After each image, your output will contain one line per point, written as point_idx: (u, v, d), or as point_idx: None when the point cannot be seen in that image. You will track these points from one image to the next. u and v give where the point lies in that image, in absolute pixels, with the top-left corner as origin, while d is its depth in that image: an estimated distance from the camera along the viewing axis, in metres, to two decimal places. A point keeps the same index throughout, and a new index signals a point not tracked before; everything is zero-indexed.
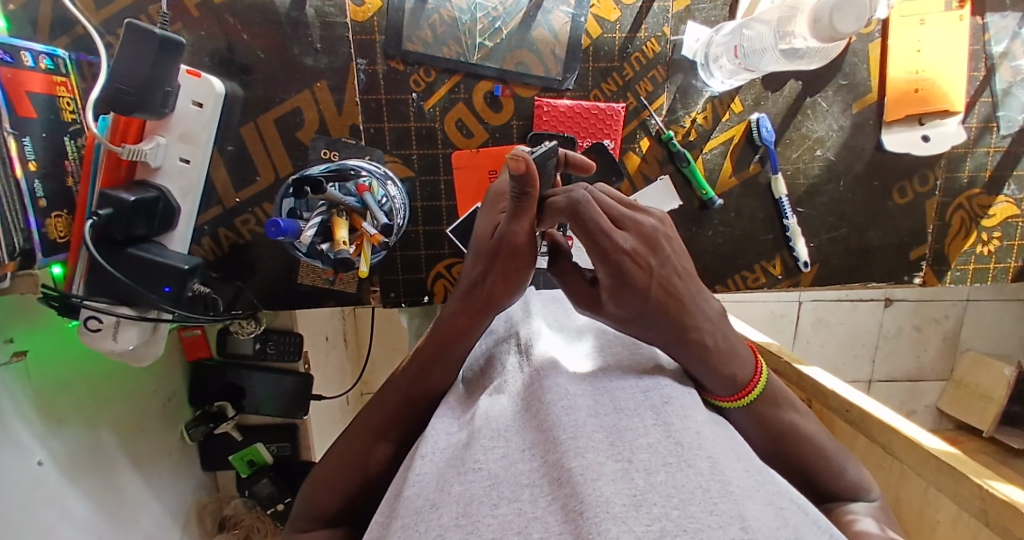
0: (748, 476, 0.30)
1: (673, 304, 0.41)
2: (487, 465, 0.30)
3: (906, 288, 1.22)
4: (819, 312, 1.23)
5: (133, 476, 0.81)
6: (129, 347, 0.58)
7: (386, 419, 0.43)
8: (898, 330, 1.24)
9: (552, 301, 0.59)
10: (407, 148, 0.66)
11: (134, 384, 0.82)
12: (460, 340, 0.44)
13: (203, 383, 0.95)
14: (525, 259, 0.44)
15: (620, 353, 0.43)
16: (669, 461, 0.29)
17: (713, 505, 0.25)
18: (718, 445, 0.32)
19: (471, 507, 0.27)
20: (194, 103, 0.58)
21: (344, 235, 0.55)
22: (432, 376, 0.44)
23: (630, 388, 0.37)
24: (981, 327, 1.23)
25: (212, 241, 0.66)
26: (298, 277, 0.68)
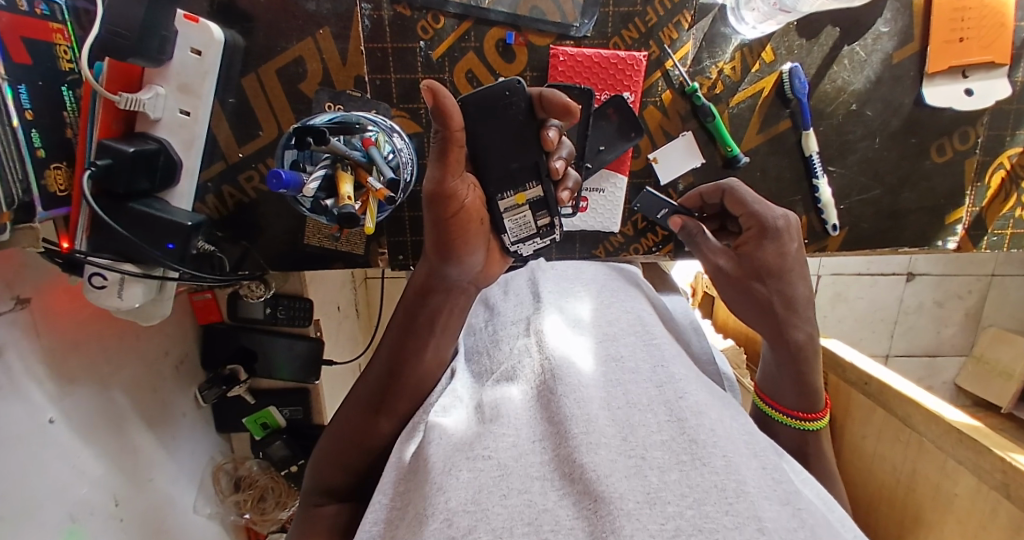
0: (765, 475, 0.34)
1: (779, 282, 0.56)
2: (496, 457, 0.36)
3: (930, 262, 1.17)
4: (838, 285, 1.19)
5: (146, 435, 0.82)
6: (134, 305, 0.58)
7: (379, 393, 0.51)
8: (919, 304, 1.20)
9: (560, 279, 0.62)
10: (414, 102, 0.63)
11: (145, 345, 0.82)
12: (434, 304, 0.51)
13: (215, 347, 0.95)
14: (462, 207, 0.45)
15: (621, 353, 0.47)
16: (684, 459, 0.34)
17: (729, 505, 0.30)
18: (733, 442, 0.36)
19: (481, 495, 0.32)
20: (193, 51, 0.56)
21: (349, 190, 0.51)
22: (423, 351, 0.52)
23: (644, 383, 0.42)
24: (1007, 302, 1.19)
25: (216, 199, 0.64)
26: (304, 238, 0.66)
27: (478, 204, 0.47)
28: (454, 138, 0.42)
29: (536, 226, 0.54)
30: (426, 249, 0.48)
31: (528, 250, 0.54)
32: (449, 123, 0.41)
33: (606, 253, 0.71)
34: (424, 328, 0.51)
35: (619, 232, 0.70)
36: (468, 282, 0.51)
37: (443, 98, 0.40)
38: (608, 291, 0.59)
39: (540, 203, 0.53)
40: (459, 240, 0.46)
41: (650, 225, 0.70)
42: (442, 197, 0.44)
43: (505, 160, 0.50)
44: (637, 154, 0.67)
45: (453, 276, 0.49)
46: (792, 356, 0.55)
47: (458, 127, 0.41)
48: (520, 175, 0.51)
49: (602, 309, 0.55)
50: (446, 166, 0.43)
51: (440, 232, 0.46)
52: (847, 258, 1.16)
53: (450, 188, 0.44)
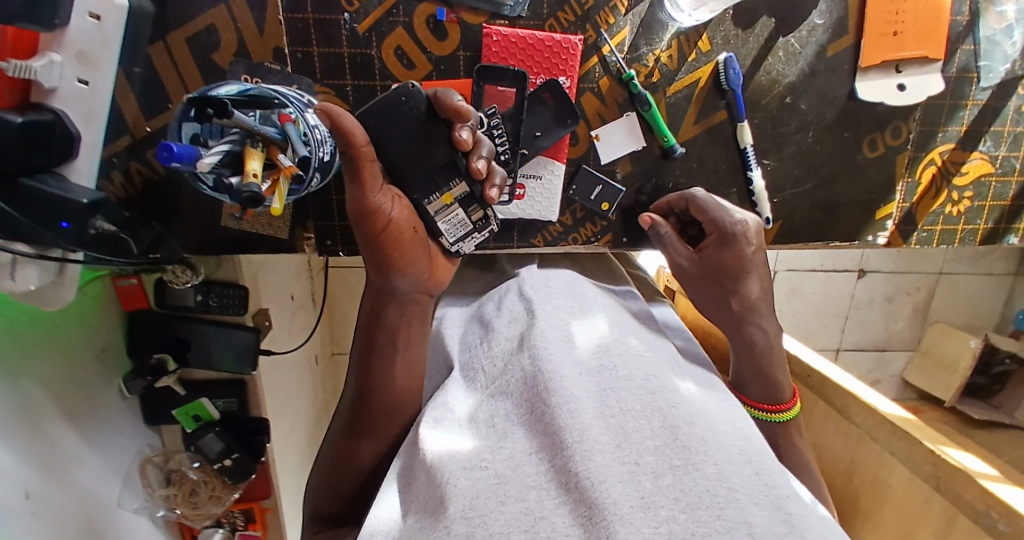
0: (756, 479, 0.35)
1: (735, 280, 0.58)
2: (493, 467, 0.35)
3: (880, 259, 1.22)
4: (794, 281, 1.21)
5: (66, 429, 0.77)
6: (30, 288, 0.53)
7: (352, 416, 0.52)
8: (870, 299, 1.25)
9: (549, 290, 0.58)
10: (340, 78, 0.59)
11: (63, 334, 0.77)
12: (381, 331, 0.52)
13: (141, 336, 0.90)
14: (385, 219, 0.48)
15: (614, 356, 0.45)
16: (677, 464, 0.34)
17: (720, 510, 0.31)
18: (725, 449, 0.37)
19: (477, 502, 0.32)
20: (92, 16, 0.49)
21: (255, 167, 0.48)
22: (391, 375, 0.51)
23: (637, 388, 0.41)
24: (953, 298, 1.27)
25: (123, 177, 0.59)
26: (221, 221, 0.63)
27: (408, 217, 0.51)
28: (363, 154, 0.46)
29: (471, 220, 0.57)
30: (367, 269, 0.52)
31: (469, 247, 0.58)
32: (351, 144, 0.45)
33: (545, 242, 0.69)
34: (388, 349, 0.52)
35: (557, 221, 0.68)
36: (420, 292, 0.53)
37: (341, 119, 0.44)
38: (575, 290, 0.58)
39: (469, 199, 0.57)
40: (391, 254, 0.50)
41: (588, 214, 0.68)
42: (365, 212, 0.47)
43: (421, 163, 0.53)
44: (575, 142, 0.65)
45: (400, 289, 0.52)
46: (755, 349, 0.57)
47: (362, 142, 0.45)
48: (440, 175, 0.54)
49: (600, 320, 0.52)
50: (361, 182, 0.47)
51: (374, 248, 0.49)
52: (798, 251, 1.18)
53: (373, 203, 0.47)
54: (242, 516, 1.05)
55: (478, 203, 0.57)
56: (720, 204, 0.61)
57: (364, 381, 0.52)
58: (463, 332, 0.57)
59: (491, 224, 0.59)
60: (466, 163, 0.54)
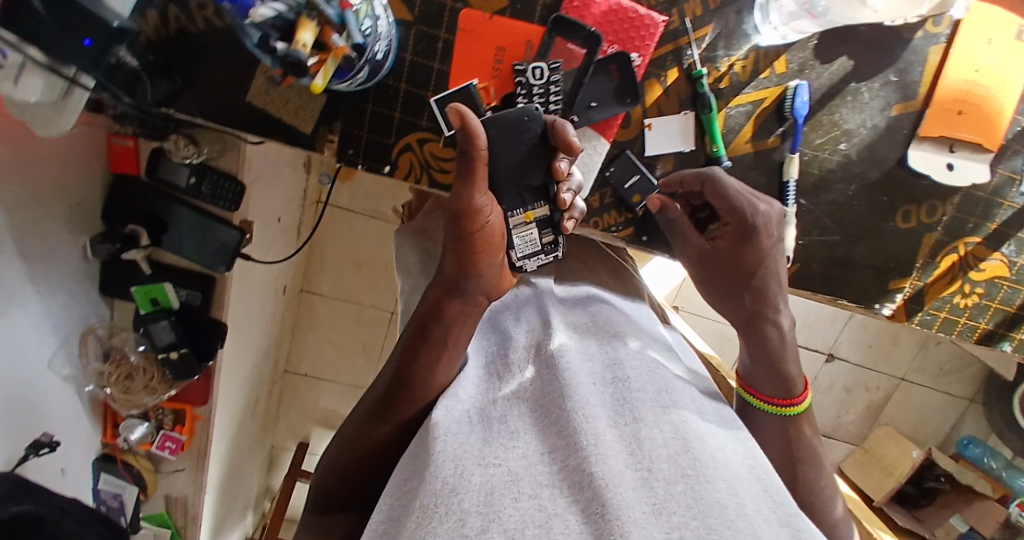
0: (766, 498, 0.35)
1: (749, 274, 0.58)
2: (507, 464, 0.36)
3: (850, 349, 1.31)
4: None
5: (18, 267, 0.72)
6: (30, 99, 0.50)
7: (379, 403, 0.50)
8: (831, 384, 1.35)
9: (572, 310, 0.60)
10: None
11: (42, 168, 0.72)
12: (435, 324, 0.49)
13: (122, 201, 0.85)
14: (483, 221, 0.46)
15: (630, 370, 0.45)
16: (688, 474, 0.34)
17: (731, 521, 0.31)
18: (733, 468, 0.37)
19: (491, 497, 0.32)
20: None
21: (307, 39, 0.45)
22: (431, 376, 0.48)
23: (650, 402, 0.41)
24: (904, 406, 1.37)
25: (159, 20, 0.55)
26: (247, 93, 0.59)
27: (501, 225, 0.49)
28: (480, 156, 0.44)
29: (541, 242, 0.58)
30: (445, 260, 0.49)
31: (533, 266, 0.59)
32: (474, 143, 0.42)
33: None
34: (436, 347, 0.48)
35: (585, 200, 0.66)
36: (483, 295, 0.50)
37: (468, 120, 0.42)
38: (595, 314, 0.59)
39: (547, 222, 0.58)
40: (478, 253, 0.47)
41: (616, 202, 0.67)
42: (466, 210, 0.45)
43: (519, 177, 0.54)
44: (626, 124, 0.63)
45: (472, 286, 0.49)
46: (762, 342, 0.57)
47: (483, 146, 0.43)
48: (530, 194, 0.56)
49: (622, 343, 0.53)
50: (473, 183, 0.44)
51: (462, 244, 0.47)
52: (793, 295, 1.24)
53: (475, 203, 0.44)
54: (171, 416, 1.03)
55: (552, 230, 0.59)
56: (740, 191, 0.59)
57: (404, 371, 0.49)
58: (479, 334, 0.58)
59: (558, 251, 0.60)
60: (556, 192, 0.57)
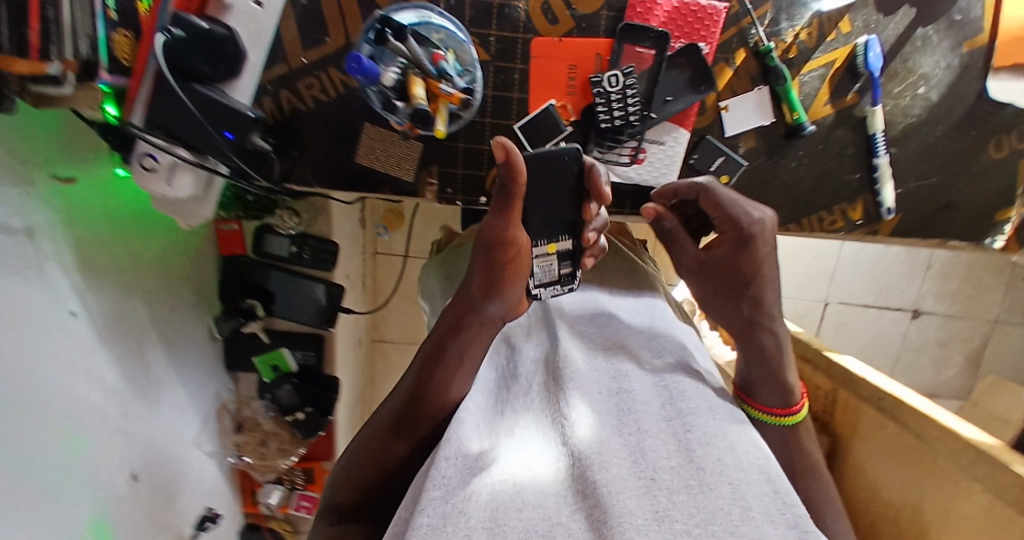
0: (774, 498, 0.35)
1: (749, 286, 0.56)
2: (512, 472, 0.36)
3: (936, 303, 1.34)
4: (844, 316, 1.37)
5: (161, 353, 0.81)
6: (180, 195, 0.57)
7: (399, 415, 0.47)
8: (923, 343, 1.38)
9: (581, 322, 0.57)
10: (486, 28, 0.61)
11: (172, 260, 0.82)
12: (456, 338, 0.48)
13: (235, 279, 0.93)
14: (514, 249, 0.48)
15: (639, 385, 0.46)
16: (691, 483, 0.35)
17: (735, 526, 0.32)
18: (743, 469, 0.37)
19: (498, 513, 0.31)
20: None
21: (422, 93, 0.52)
22: (448, 387, 0.47)
23: (654, 414, 0.42)
24: (1007, 350, 1.36)
25: (273, 103, 0.62)
26: (356, 156, 0.65)
27: (528, 252, 0.51)
28: (518, 191, 0.46)
29: (559, 274, 0.60)
30: (468, 282, 0.49)
31: (547, 295, 0.60)
32: (514, 176, 0.45)
33: (657, 212, 0.70)
34: (454, 365, 0.47)
35: None
36: (501, 318, 0.50)
37: (512, 155, 0.44)
38: (602, 323, 0.57)
39: (568, 255, 0.59)
40: (508, 278, 0.48)
41: None
42: (501, 240, 0.47)
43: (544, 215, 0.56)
44: (703, 111, 0.66)
45: (491, 310, 0.49)
46: (767, 351, 0.55)
47: (522, 180, 0.46)
48: (555, 228, 0.57)
49: (625, 343, 0.53)
50: (507, 215, 0.47)
51: (492, 273, 0.48)
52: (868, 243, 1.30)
53: (508, 233, 0.47)
54: (302, 475, 1.10)
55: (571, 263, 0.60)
56: (736, 200, 0.58)
57: (417, 387, 0.47)
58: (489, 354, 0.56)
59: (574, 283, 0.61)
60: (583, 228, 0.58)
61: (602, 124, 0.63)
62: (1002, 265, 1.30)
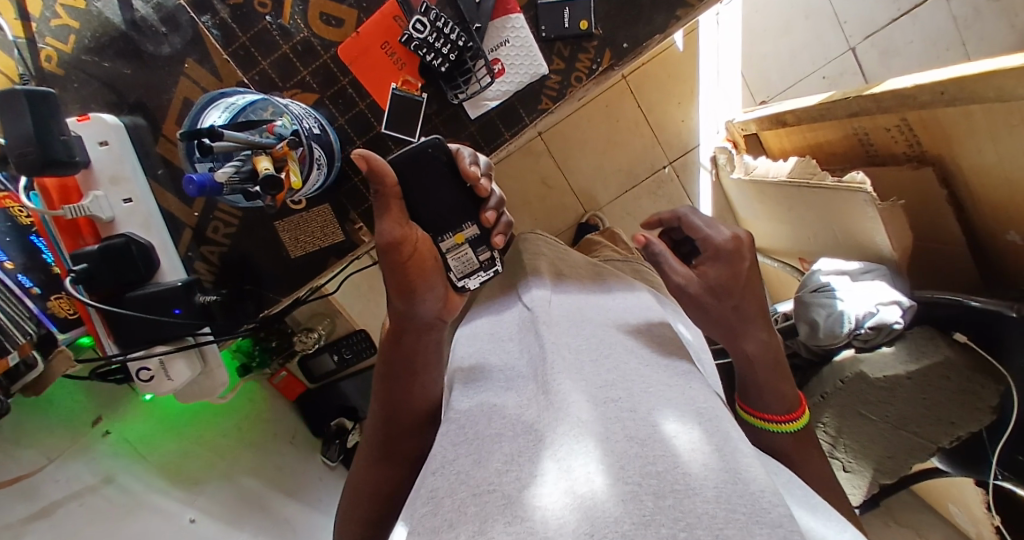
0: (754, 498, 0.29)
1: (745, 293, 0.54)
2: (500, 486, 0.32)
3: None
4: (879, 44, 1.23)
5: (294, 504, 0.88)
6: (185, 379, 0.62)
7: (383, 445, 0.56)
8: (976, 9, 1.18)
9: (560, 315, 0.50)
10: (297, 75, 0.63)
11: (252, 432, 0.91)
12: (403, 345, 0.56)
13: (317, 407, 1.05)
14: (409, 250, 0.53)
15: (620, 374, 0.40)
16: (678, 487, 0.29)
17: (718, 529, 0.26)
18: (725, 469, 0.31)
19: (487, 525, 0.28)
20: (101, 144, 0.59)
21: (268, 164, 0.52)
22: (410, 391, 0.56)
23: (637, 406, 0.36)
24: None
25: (205, 263, 0.67)
26: (290, 253, 0.68)
27: (429, 245, 0.56)
28: (389, 190, 0.51)
29: (478, 261, 0.59)
30: (391, 295, 0.55)
31: (475, 284, 0.60)
32: (381, 180, 0.50)
33: (554, 102, 0.67)
34: (406, 369, 0.56)
35: (551, 71, 0.65)
36: (434, 317, 0.57)
37: (371, 159, 0.49)
38: (581, 318, 0.50)
39: (478, 239, 0.59)
40: (417, 277, 0.54)
41: (575, 46, 0.65)
42: (392, 242, 0.52)
43: (433, 207, 0.57)
44: None
45: (420, 310, 0.55)
46: (775, 360, 0.54)
47: (392, 181, 0.51)
48: (453, 218, 0.58)
49: (591, 327, 0.48)
50: (391, 216, 0.52)
51: (399, 275, 0.53)
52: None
53: (398, 234, 0.52)
54: None
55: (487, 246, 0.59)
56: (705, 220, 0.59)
57: (389, 405, 0.56)
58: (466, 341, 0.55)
59: (498, 264, 0.61)
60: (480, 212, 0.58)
61: (441, 68, 0.61)
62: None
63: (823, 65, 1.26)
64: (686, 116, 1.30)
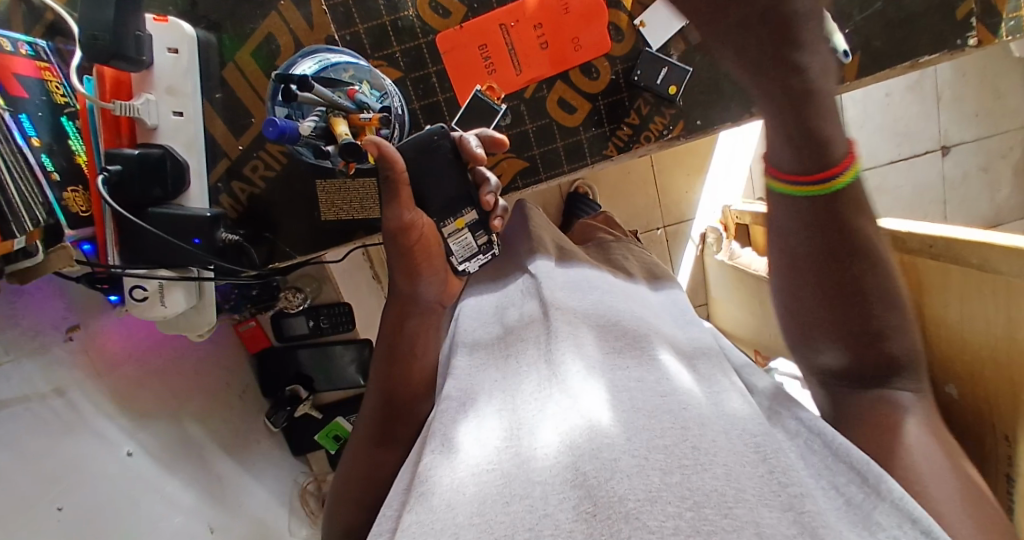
0: (768, 478, 0.29)
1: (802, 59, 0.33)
2: (499, 465, 0.32)
3: (961, 132, 1.31)
4: (874, 179, 1.33)
5: (228, 462, 0.84)
6: (178, 311, 0.59)
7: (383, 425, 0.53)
8: (964, 173, 1.34)
9: (570, 289, 0.50)
10: (388, 48, 0.63)
11: (206, 377, 0.87)
12: (404, 327, 0.56)
13: (271, 370, 1.00)
14: (415, 236, 0.55)
15: (624, 351, 0.40)
16: (685, 463, 0.29)
17: (727, 508, 0.26)
18: (733, 445, 0.31)
19: (485, 505, 0.29)
20: (169, 51, 0.56)
21: (344, 130, 0.52)
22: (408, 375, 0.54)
23: (651, 385, 0.36)
24: (1005, 152, 1.33)
25: (230, 199, 0.65)
26: (320, 214, 0.66)
27: (433, 231, 0.58)
28: (400, 177, 0.53)
29: (478, 245, 0.61)
30: (397, 278, 0.57)
31: (475, 268, 0.62)
32: (393, 166, 0.51)
33: (618, 150, 0.69)
34: (408, 352, 0.55)
35: (625, 124, 0.67)
36: (436, 301, 0.59)
37: (382, 147, 0.50)
38: (597, 298, 0.48)
39: (478, 224, 0.61)
40: (423, 261, 0.56)
41: (654, 107, 0.67)
42: (401, 227, 0.54)
43: (436, 190, 0.58)
44: (620, 37, 0.65)
45: (422, 293, 0.57)
46: None
47: (401, 168, 0.52)
48: (457, 202, 0.59)
49: (600, 303, 0.47)
50: (399, 201, 0.54)
51: (407, 259, 0.56)
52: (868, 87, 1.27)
53: (405, 218, 0.54)
54: None
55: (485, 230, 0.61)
56: None
57: (387, 387, 0.54)
58: (476, 313, 0.54)
59: (495, 249, 0.63)
60: (478, 196, 0.60)
61: None
62: (1014, 64, 1.28)
63: None
64: (691, 189, 1.32)
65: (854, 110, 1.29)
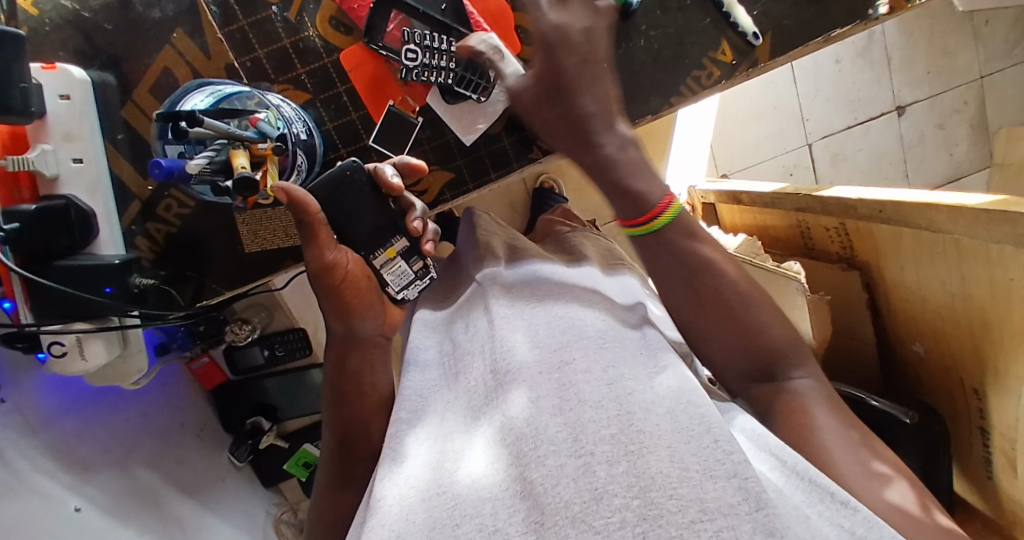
0: (715, 449, 0.27)
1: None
2: (447, 486, 0.29)
3: (913, 92, 1.33)
4: (831, 148, 1.34)
5: (191, 502, 0.83)
6: (99, 363, 0.58)
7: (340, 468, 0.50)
8: (919, 132, 1.35)
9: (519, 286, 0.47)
10: (292, 70, 0.61)
11: (157, 419, 0.85)
12: (347, 365, 0.53)
13: (230, 402, 0.98)
14: (343, 273, 0.53)
15: (557, 337, 0.38)
16: (630, 449, 0.26)
17: (673, 489, 0.24)
18: (678, 423, 0.29)
19: (435, 531, 0.26)
20: (61, 97, 0.54)
21: (243, 162, 0.51)
22: (359, 415, 0.52)
23: (596, 368, 0.34)
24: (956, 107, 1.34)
25: (147, 240, 0.62)
26: (244, 246, 0.65)
27: (361, 267, 0.55)
28: (318, 218, 0.50)
29: (412, 271, 0.59)
30: (329, 318, 0.54)
31: (414, 294, 0.60)
32: (306, 210, 0.49)
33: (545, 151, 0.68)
34: (354, 391, 0.52)
35: None
36: (377, 335, 0.56)
37: (292, 191, 0.47)
38: (550, 291, 0.45)
39: (410, 251, 0.59)
40: (354, 299, 0.53)
41: None
42: (325, 268, 0.51)
43: (357, 222, 0.57)
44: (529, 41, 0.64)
45: (361, 329, 0.55)
46: None
47: (316, 210, 0.49)
48: (381, 234, 0.58)
49: (547, 299, 0.44)
50: (319, 242, 0.51)
51: (337, 299, 0.52)
52: (818, 57, 1.29)
53: (328, 259, 0.51)
54: None
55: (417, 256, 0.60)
56: None
57: (340, 429, 0.51)
58: (429, 327, 0.52)
59: (433, 272, 0.61)
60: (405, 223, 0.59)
61: None
62: (961, 23, 1.30)
63: (781, 154, 1.33)
64: None
65: (805, 83, 1.30)
